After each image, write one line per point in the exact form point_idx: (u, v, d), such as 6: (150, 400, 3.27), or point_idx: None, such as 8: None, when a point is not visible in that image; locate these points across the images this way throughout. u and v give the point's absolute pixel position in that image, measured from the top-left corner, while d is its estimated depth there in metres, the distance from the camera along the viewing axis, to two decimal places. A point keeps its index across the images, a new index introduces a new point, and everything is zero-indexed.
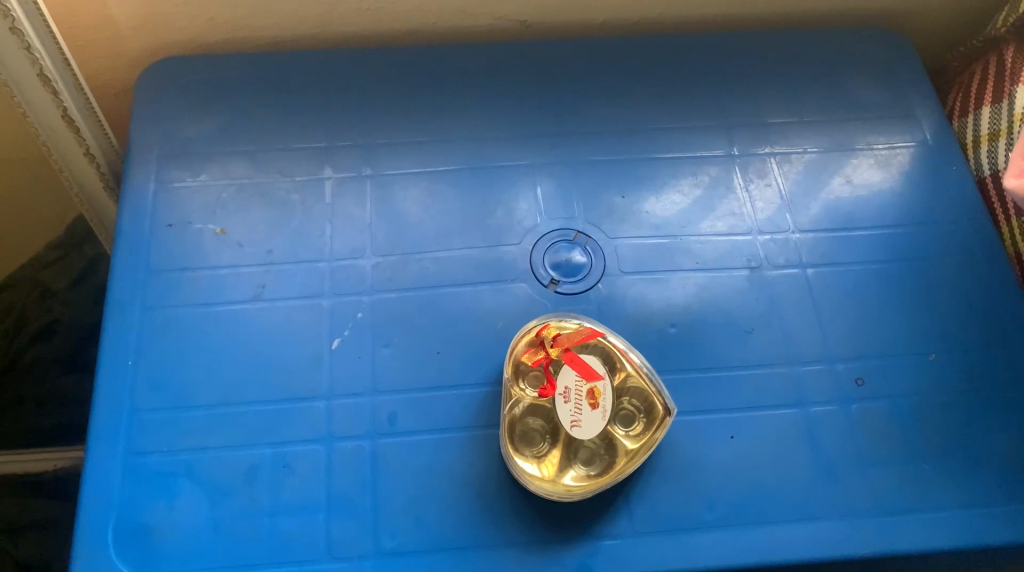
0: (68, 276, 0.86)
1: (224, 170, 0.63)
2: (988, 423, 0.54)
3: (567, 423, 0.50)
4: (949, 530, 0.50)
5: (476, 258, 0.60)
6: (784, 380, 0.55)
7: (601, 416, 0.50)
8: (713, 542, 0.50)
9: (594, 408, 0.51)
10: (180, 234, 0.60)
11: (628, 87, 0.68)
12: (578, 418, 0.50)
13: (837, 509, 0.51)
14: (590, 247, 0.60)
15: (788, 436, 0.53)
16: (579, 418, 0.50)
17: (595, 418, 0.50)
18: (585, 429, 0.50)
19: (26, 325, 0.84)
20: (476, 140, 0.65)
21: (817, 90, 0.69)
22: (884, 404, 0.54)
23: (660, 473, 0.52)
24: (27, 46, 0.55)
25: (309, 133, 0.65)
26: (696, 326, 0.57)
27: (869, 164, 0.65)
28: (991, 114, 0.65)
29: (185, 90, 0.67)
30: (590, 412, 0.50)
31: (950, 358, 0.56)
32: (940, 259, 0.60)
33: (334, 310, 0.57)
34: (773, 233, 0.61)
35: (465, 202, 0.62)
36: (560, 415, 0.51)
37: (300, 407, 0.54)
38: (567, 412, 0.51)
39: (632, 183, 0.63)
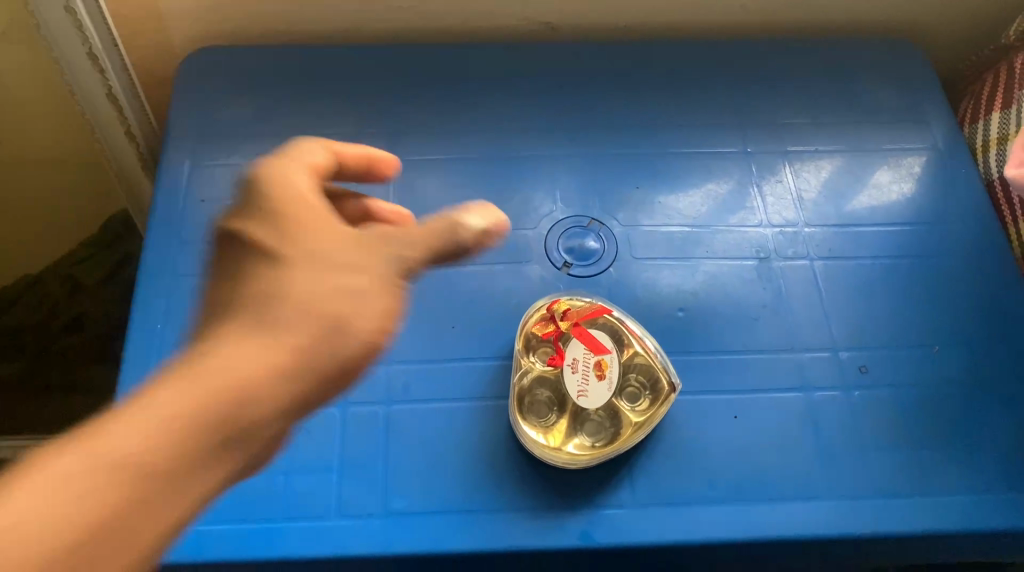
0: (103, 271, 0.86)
1: (255, 152, 0.66)
2: (989, 412, 0.55)
3: (574, 392, 0.53)
4: (949, 513, 0.51)
5: (494, 241, 0.62)
6: (789, 366, 0.56)
7: (608, 386, 0.53)
8: (714, 516, 0.51)
9: (601, 378, 0.53)
10: (210, 209, 0.63)
11: (647, 88, 0.71)
12: (585, 387, 0.53)
13: (838, 491, 0.52)
14: (603, 234, 0.62)
15: (792, 418, 0.54)
16: (585, 387, 0.53)
17: (601, 388, 0.53)
18: (591, 398, 0.53)
19: (55, 320, 0.85)
20: (498, 131, 0.67)
21: (828, 95, 0.70)
22: (887, 391, 0.55)
23: (662, 448, 0.53)
24: (78, 25, 0.60)
25: (337, 121, 0.67)
26: (703, 312, 0.58)
27: (881, 165, 0.66)
28: (999, 120, 0.66)
29: (222, 77, 0.70)
30: (597, 382, 0.53)
31: (954, 350, 0.57)
32: (948, 256, 0.61)
33: None
34: (782, 228, 0.62)
35: (482, 189, 0.64)
36: (568, 384, 0.53)
37: None
38: (574, 381, 0.53)
39: (647, 177, 0.65)
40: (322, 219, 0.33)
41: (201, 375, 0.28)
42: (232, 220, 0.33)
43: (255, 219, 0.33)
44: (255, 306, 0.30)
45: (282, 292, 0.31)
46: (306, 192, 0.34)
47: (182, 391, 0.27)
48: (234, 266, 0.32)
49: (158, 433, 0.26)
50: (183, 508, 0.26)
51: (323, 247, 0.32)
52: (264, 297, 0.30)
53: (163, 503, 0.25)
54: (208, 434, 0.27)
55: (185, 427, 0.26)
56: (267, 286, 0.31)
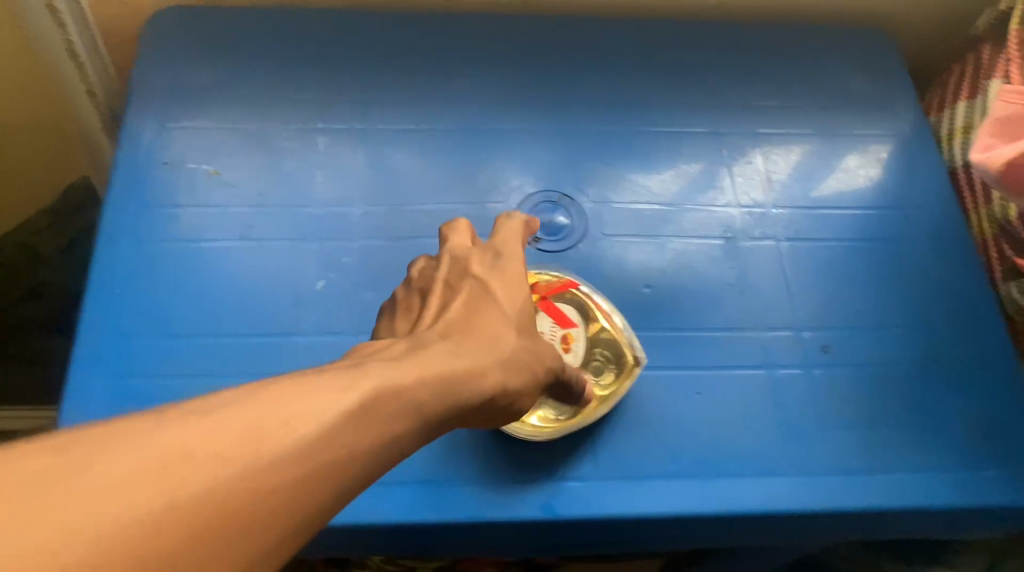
0: (61, 241, 0.81)
1: (221, 116, 0.64)
2: (945, 393, 0.56)
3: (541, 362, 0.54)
4: (903, 490, 0.52)
5: (464, 213, 0.61)
6: (752, 344, 0.57)
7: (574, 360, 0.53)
8: (675, 489, 0.51)
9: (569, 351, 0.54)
10: (174, 172, 0.61)
11: (623, 65, 0.70)
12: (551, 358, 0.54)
13: (796, 467, 0.53)
14: (573, 210, 0.62)
15: (753, 395, 0.55)
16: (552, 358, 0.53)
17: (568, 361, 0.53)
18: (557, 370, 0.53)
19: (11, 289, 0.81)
20: (472, 103, 0.66)
21: (801, 77, 0.71)
22: (846, 371, 0.56)
23: (626, 423, 0.53)
24: None
25: (307, 87, 0.66)
26: (669, 289, 0.59)
27: (849, 149, 0.66)
28: (965, 108, 0.67)
29: (188, 40, 0.68)
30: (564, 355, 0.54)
31: (912, 332, 0.58)
32: (911, 241, 0.62)
33: (320, 254, 0.59)
34: (749, 208, 0.63)
35: (454, 161, 0.63)
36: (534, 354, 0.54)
37: (281, 341, 0.55)
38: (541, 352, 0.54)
39: (618, 154, 0.65)
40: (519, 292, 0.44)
41: (368, 365, 0.30)
42: (473, 260, 0.44)
43: (491, 266, 0.44)
44: (478, 338, 0.38)
45: (496, 333, 0.39)
46: (513, 242, 0.47)
47: (334, 377, 0.28)
48: (465, 292, 0.41)
49: (317, 415, 0.26)
50: (328, 493, 0.26)
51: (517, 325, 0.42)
52: (490, 334, 0.39)
53: (304, 482, 0.25)
54: (350, 429, 0.27)
55: (324, 419, 0.26)
56: (479, 324, 0.39)
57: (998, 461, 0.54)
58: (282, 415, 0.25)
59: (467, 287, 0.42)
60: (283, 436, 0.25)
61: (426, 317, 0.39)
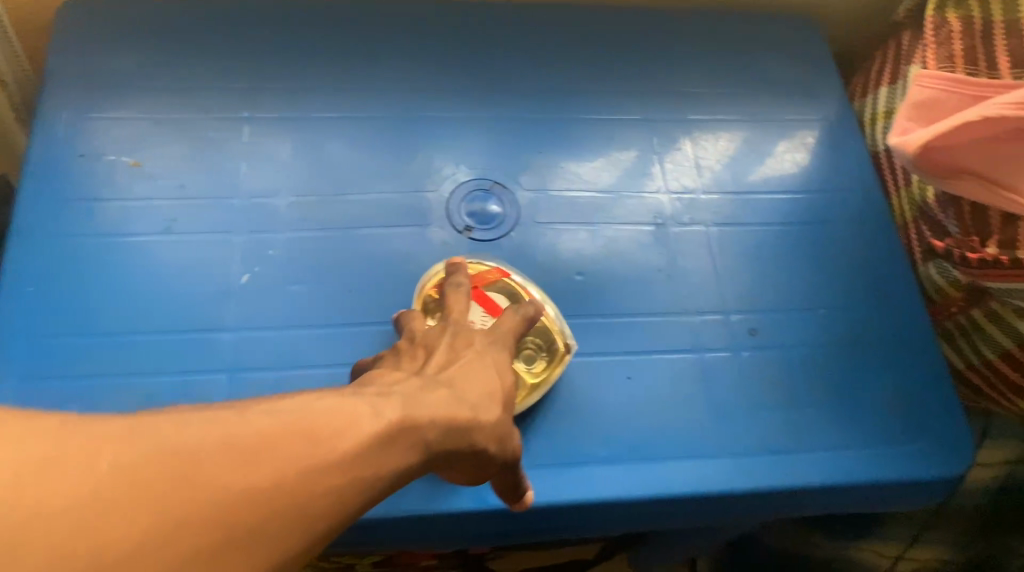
0: None
1: (141, 105, 0.62)
2: (868, 372, 0.58)
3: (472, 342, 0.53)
4: (827, 468, 0.53)
5: (394, 203, 0.60)
6: (682, 328, 0.57)
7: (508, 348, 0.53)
8: (606, 475, 0.52)
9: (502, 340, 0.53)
10: (91, 164, 0.59)
11: (556, 50, 0.70)
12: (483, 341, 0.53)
13: (725, 448, 0.53)
14: (505, 197, 0.61)
15: (683, 379, 0.56)
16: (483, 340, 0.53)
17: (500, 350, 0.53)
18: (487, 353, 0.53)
19: None
20: (403, 89, 0.65)
21: (731, 63, 0.71)
22: (773, 352, 0.57)
23: (558, 409, 0.54)
24: None
25: (232, 75, 0.64)
26: (600, 276, 0.59)
27: (776, 135, 0.67)
28: (886, 94, 0.68)
29: (106, 25, 0.66)
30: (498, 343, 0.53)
31: (837, 313, 0.60)
32: (836, 224, 0.63)
33: (246, 247, 0.57)
34: (679, 194, 0.63)
35: (384, 149, 0.62)
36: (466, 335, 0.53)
37: (206, 337, 0.54)
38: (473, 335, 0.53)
39: (551, 141, 0.65)
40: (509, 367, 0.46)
41: (394, 395, 0.37)
42: (478, 331, 0.47)
43: (493, 338, 0.47)
44: (476, 405, 0.41)
45: (490, 398, 0.42)
46: (510, 320, 0.49)
47: (365, 403, 0.35)
48: (468, 355, 0.44)
49: (352, 436, 0.33)
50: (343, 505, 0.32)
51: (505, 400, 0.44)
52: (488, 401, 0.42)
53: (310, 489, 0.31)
54: (373, 452, 0.33)
55: (356, 439, 0.33)
56: (476, 385, 0.42)
57: (917, 436, 0.55)
58: (330, 430, 0.33)
59: (471, 354, 0.44)
60: (325, 451, 0.32)
61: (430, 368, 0.42)
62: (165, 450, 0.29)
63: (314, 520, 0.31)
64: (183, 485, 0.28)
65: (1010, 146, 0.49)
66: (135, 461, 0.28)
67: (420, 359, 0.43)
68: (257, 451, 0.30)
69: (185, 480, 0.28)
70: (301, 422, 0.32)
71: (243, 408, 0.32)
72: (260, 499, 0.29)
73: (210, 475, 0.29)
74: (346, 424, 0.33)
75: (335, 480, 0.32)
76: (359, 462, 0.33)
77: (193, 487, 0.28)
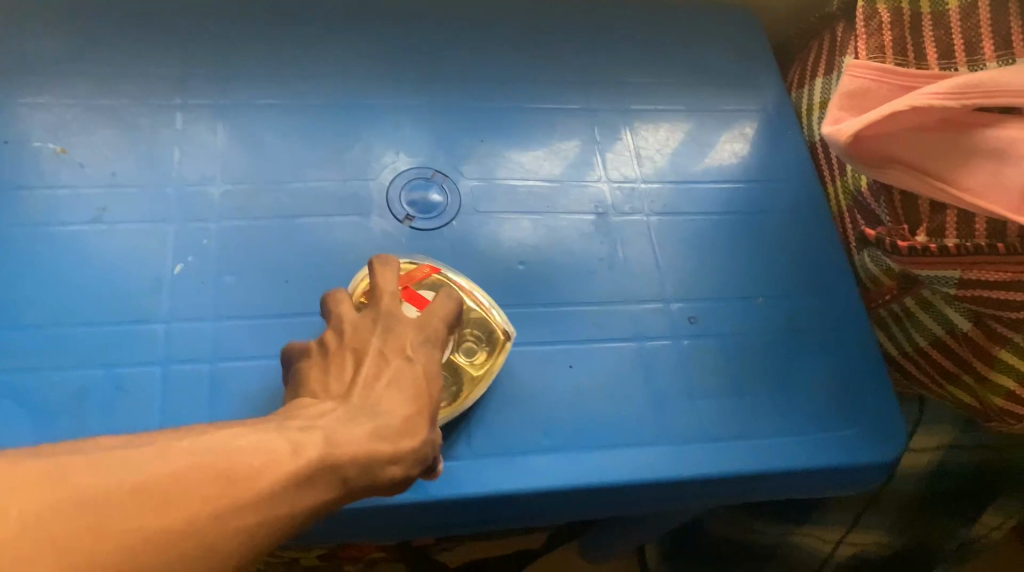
0: None
1: (69, 91, 0.60)
2: (804, 359, 0.58)
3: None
4: (764, 454, 0.54)
5: (332, 192, 0.59)
6: (622, 317, 0.58)
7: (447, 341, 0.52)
8: (547, 464, 0.52)
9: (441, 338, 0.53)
10: (17, 152, 0.57)
11: (498, 37, 0.69)
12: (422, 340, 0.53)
13: (664, 436, 0.54)
14: (446, 186, 0.61)
15: (622, 368, 0.56)
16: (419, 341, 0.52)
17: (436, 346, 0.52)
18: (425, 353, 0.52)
19: None
20: (340, 76, 0.64)
21: (671, 53, 0.72)
22: (712, 341, 0.58)
23: (498, 398, 0.53)
24: None
25: (164, 60, 0.63)
26: (541, 266, 0.59)
27: (717, 126, 0.68)
28: (822, 85, 0.69)
29: (29, 9, 0.63)
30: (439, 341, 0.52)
31: (775, 301, 0.60)
32: (774, 213, 0.64)
33: (179, 236, 0.56)
34: (619, 183, 0.63)
35: (322, 137, 0.61)
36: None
37: (138, 328, 0.52)
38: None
39: (492, 129, 0.64)
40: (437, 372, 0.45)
41: (316, 432, 0.36)
42: (408, 332, 0.46)
43: (422, 340, 0.46)
44: (400, 431, 0.40)
45: (414, 417, 0.41)
46: (438, 319, 0.48)
47: (284, 441, 0.34)
48: (395, 368, 0.43)
49: (272, 475, 0.33)
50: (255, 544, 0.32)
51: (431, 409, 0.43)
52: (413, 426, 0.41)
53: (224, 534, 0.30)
54: (289, 492, 0.33)
55: (276, 477, 0.33)
56: (399, 405, 0.41)
57: (853, 421, 0.56)
58: (249, 469, 0.32)
59: (395, 362, 0.43)
60: (241, 491, 0.31)
61: (356, 384, 0.42)
62: (73, 494, 0.28)
63: (224, 561, 0.31)
64: (90, 533, 0.28)
65: (938, 136, 0.50)
66: (45, 503, 0.28)
67: (347, 373, 0.43)
68: (167, 495, 0.30)
69: (91, 526, 0.28)
70: (218, 460, 0.32)
71: (159, 445, 0.31)
72: (171, 540, 0.29)
73: (118, 522, 0.28)
74: (264, 464, 0.33)
75: (248, 520, 0.31)
76: (274, 502, 0.32)
77: (101, 534, 0.28)
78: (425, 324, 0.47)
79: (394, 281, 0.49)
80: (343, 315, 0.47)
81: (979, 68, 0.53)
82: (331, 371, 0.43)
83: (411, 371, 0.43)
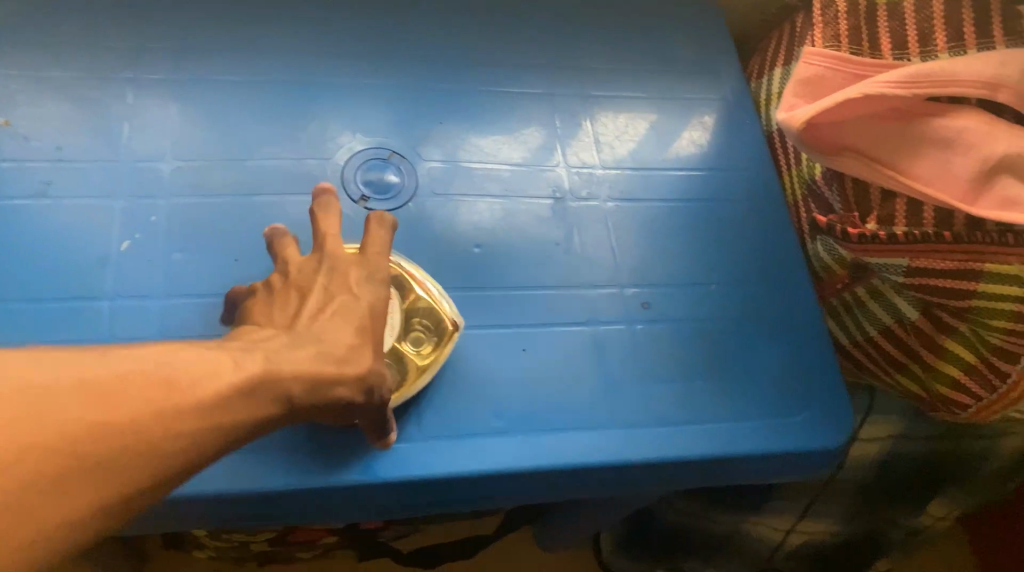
0: None
1: (13, 62, 0.58)
2: (756, 346, 0.59)
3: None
4: (715, 438, 0.54)
5: (286, 171, 0.58)
6: (576, 302, 0.58)
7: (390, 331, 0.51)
8: (498, 446, 0.51)
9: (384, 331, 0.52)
10: None
11: (459, 19, 0.68)
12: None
13: (616, 420, 0.54)
14: (403, 167, 0.60)
15: (576, 351, 0.56)
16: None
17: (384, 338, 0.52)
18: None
19: None
20: (296, 54, 0.63)
21: (632, 40, 0.71)
22: (666, 326, 0.58)
23: (451, 380, 0.53)
24: None
25: (114, 33, 0.61)
26: (497, 249, 0.58)
27: (676, 114, 0.68)
28: (781, 76, 0.70)
29: None
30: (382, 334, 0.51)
31: (729, 288, 0.61)
32: (730, 201, 0.65)
33: (126, 212, 0.55)
34: (578, 169, 0.63)
35: (277, 115, 0.60)
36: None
37: (81, 305, 0.51)
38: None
39: (451, 111, 0.64)
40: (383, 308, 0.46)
41: (256, 353, 0.38)
42: (352, 270, 0.46)
43: (368, 276, 0.47)
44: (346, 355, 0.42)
45: (360, 345, 0.43)
46: (382, 257, 0.48)
47: (225, 356, 0.37)
48: (339, 302, 0.44)
49: (213, 385, 0.35)
50: (198, 448, 0.34)
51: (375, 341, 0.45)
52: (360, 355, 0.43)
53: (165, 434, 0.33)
54: (231, 403, 0.36)
55: (216, 388, 0.35)
56: (342, 335, 0.43)
57: (803, 408, 0.57)
58: (190, 379, 0.35)
59: (339, 298, 0.45)
60: (180, 397, 0.34)
61: (301, 317, 0.43)
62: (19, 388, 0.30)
63: (166, 458, 0.33)
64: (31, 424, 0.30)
65: (889, 124, 0.51)
66: None
67: (291, 306, 0.44)
68: (107, 394, 0.32)
69: (31, 423, 0.30)
70: (159, 370, 0.34)
71: (100, 354, 0.34)
72: (114, 434, 0.31)
73: (60, 413, 0.30)
74: (203, 377, 0.35)
75: (189, 425, 0.34)
76: (215, 411, 0.35)
77: (40, 424, 0.30)
78: (367, 259, 0.48)
79: (337, 223, 0.49)
80: (291, 257, 0.48)
81: (931, 58, 0.54)
82: (279, 305, 0.44)
83: (354, 305, 0.45)
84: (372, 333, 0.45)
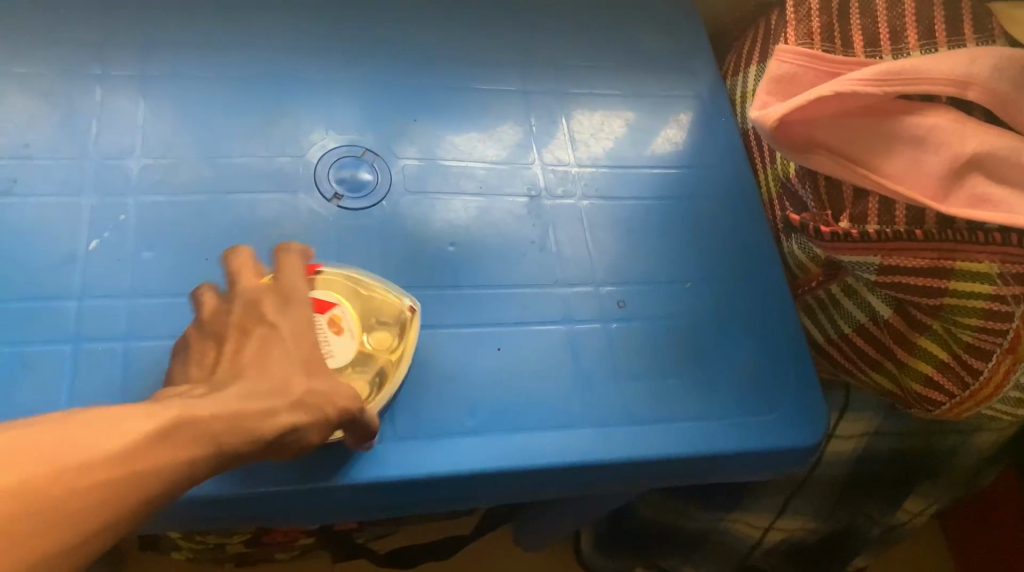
0: None
1: None
2: (731, 344, 0.59)
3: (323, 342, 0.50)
4: (689, 437, 0.54)
5: (257, 169, 0.58)
6: (550, 300, 0.57)
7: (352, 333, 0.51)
8: (470, 446, 0.51)
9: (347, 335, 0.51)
10: None
11: (432, 15, 0.68)
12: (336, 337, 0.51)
13: (591, 419, 0.54)
14: (377, 165, 0.60)
15: (550, 350, 0.55)
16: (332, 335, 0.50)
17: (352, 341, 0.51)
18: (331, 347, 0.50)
19: None
20: (267, 50, 0.62)
21: (607, 37, 0.71)
22: (641, 324, 0.58)
23: (424, 379, 0.53)
24: None
25: (80, 28, 0.60)
26: (472, 247, 0.58)
27: (651, 111, 0.68)
28: (756, 73, 0.70)
29: None
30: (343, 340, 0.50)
31: (704, 286, 0.61)
32: (706, 199, 0.65)
33: (94, 211, 0.54)
34: (553, 166, 0.63)
35: (247, 111, 0.60)
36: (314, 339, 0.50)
37: (47, 305, 0.50)
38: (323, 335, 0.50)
39: (425, 109, 0.63)
40: (308, 327, 0.45)
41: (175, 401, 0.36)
42: (266, 301, 0.45)
43: (287, 301, 0.46)
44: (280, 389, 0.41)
45: (290, 371, 0.42)
46: (298, 279, 0.47)
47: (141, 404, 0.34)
48: (258, 336, 0.43)
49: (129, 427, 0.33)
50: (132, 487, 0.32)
51: (310, 358, 0.44)
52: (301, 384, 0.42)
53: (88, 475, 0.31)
54: (155, 442, 0.33)
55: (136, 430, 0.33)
56: (271, 366, 0.42)
57: (778, 406, 0.57)
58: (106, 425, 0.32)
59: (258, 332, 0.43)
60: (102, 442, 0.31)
61: (221, 364, 0.42)
62: None
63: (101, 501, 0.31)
64: None
65: (860, 122, 0.51)
66: None
67: (211, 358, 0.43)
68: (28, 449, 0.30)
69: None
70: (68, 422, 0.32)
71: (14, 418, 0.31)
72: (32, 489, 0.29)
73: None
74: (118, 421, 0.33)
75: (113, 467, 0.31)
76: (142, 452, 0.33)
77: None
78: (280, 286, 0.47)
79: (248, 263, 0.48)
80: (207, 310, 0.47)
81: (902, 55, 0.54)
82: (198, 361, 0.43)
83: (276, 334, 0.44)
84: (310, 347, 0.44)
